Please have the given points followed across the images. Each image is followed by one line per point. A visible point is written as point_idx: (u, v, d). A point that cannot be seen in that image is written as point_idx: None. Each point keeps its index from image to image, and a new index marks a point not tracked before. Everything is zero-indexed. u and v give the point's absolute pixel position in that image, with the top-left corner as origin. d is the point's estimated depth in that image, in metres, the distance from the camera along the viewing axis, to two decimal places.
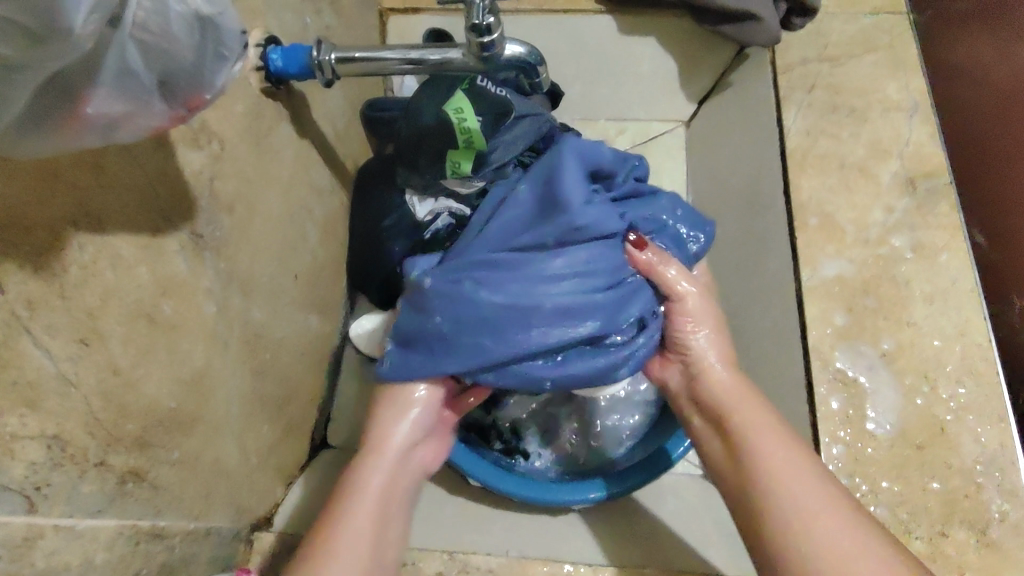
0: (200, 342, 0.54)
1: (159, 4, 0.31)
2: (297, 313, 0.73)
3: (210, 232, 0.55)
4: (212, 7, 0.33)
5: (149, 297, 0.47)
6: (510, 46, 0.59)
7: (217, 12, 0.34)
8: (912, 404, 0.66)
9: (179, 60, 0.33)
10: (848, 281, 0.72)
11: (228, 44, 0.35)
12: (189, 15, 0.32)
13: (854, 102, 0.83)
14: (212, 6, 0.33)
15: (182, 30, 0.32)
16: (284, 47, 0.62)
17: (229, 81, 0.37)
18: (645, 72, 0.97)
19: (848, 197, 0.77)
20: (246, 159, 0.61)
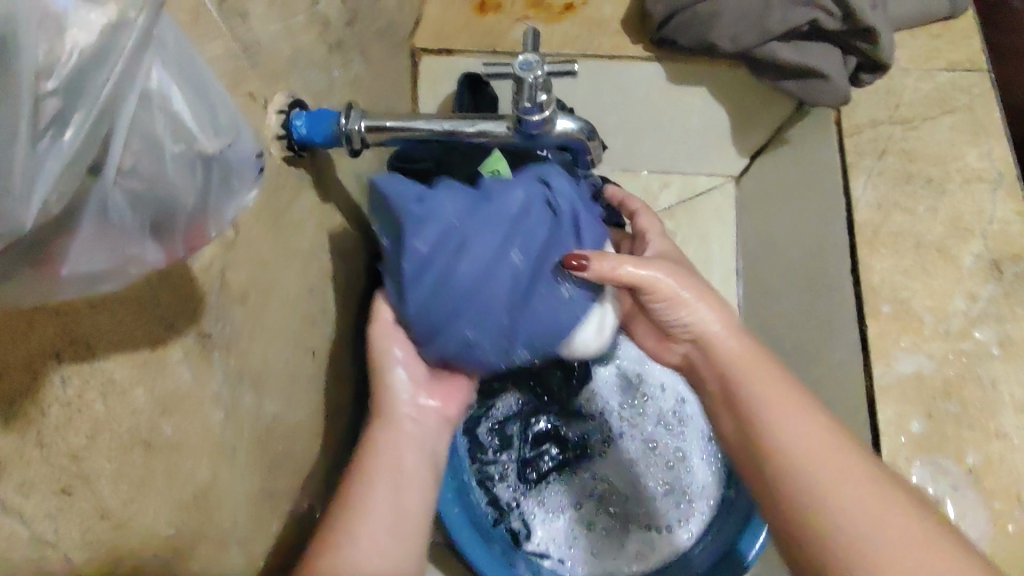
0: (205, 454, 0.48)
1: (150, 143, 0.23)
2: (313, 394, 0.67)
3: (219, 329, 0.49)
4: (220, 140, 0.26)
5: (148, 419, 0.41)
6: (560, 121, 0.51)
7: (227, 144, 0.26)
8: (1003, 531, 0.58)
9: (178, 203, 0.25)
10: (927, 380, 0.64)
11: (240, 175, 0.27)
12: (191, 151, 0.25)
13: (931, 171, 0.75)
14: (220, 138, 0.26)
15: (180, 172, 0.25)
16: (309, 112, 0.55)
17: (240, 213, 0.29)
18: (693, 125, 0.89)
19: (925, 282, 0.69)
20: (263, 239, 0.55)
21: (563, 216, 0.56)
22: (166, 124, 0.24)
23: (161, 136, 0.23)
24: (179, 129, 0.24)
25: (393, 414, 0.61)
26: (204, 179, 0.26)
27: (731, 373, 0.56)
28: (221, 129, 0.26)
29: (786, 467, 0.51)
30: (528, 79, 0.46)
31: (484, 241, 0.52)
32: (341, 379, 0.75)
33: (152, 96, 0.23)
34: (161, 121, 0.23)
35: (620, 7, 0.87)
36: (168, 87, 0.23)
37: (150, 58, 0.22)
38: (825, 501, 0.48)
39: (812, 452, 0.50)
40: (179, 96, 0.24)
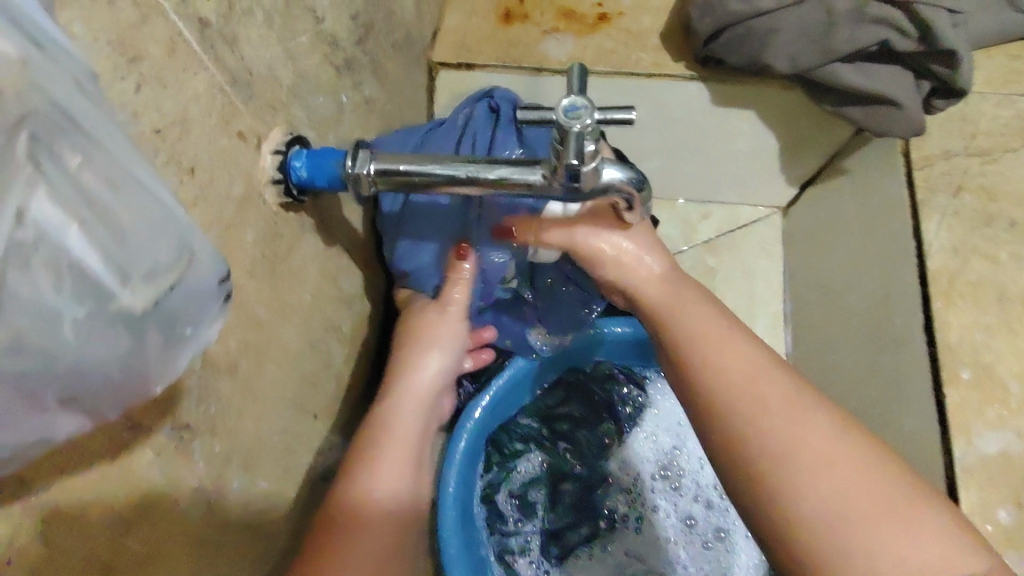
0: (183, 561, 0.40)
1: (46, 312, 0.18)
2: (315, 458, 0.60)
3: (202, 412, 0.41)
4: (150, 290, 0.20)
5: (108, 543, 0.34)
6: (606, 169, 0.43)
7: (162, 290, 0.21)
8: None
9: (95, 372, 0.20)
10: (1017, 461, 0.56)
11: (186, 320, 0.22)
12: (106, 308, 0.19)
13: (1015, 212, 0.66)
14: (148, 289, 0.20)
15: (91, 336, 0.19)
16: (310, 151, 0.48)
17: (196, 347, 0.25)
18: (738, 150, 0.81)
19: (1011, 343, 0.60)
20: (258, 297, 0.47)
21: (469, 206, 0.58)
22: (69, 284, 0.18)
23: (56, 296, 0.18)
24: (81, 282, 0.18)
25: (416, 363, 0.59)
26: (134, 339, 0.20)
27: (671, 317, 0.54)
28: (151, 275, 0.20)
29: (755, 427, 0.46)
30: (574, 130, 0.38)
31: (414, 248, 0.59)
32: (347, 433, 0.67)
33: (33, 246, 0.17)
34: (60, 281, 0.18)
35: (660, 18, 0.78)
36: (59, 231, 0.18)
37: (21, 200, 0.16)
38: (785, 477, 0.44)
39: (761, 407, 0.47)
40: (86, 247, 0.18)
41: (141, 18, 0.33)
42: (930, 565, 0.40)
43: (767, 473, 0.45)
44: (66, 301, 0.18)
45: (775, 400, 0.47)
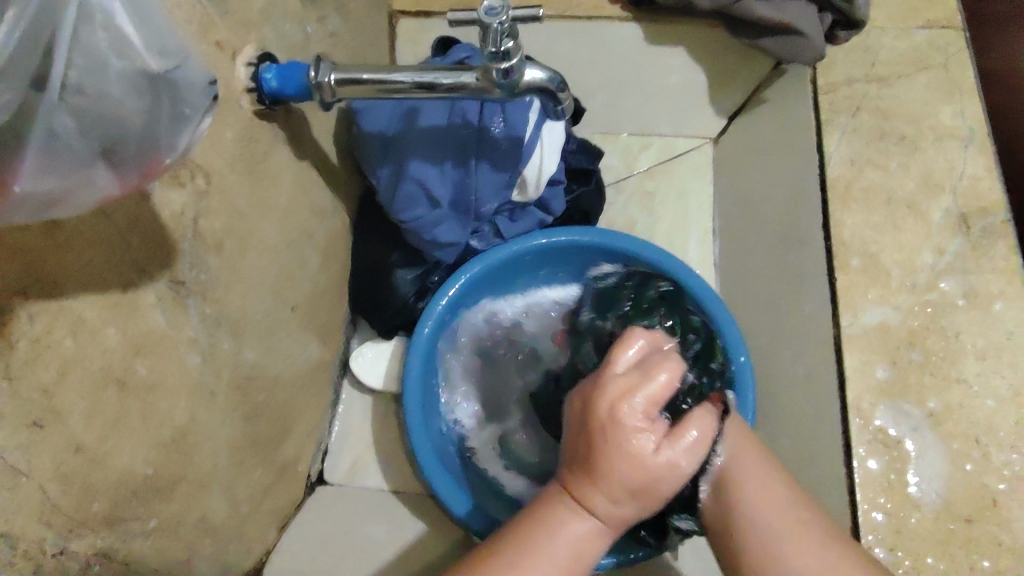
0: (182, 397, 0.49)
1: (93, 59, 0.24)
2: (293, 348, 0.67)
3: (193, 276, 0.49)
4: (165, 62, 0.26)
5: (120, 360, 0.42)
6: (528, 70, 0.53)
7: (172, 66, 0.27)
8: (960, 472, 0.60)
9: (126, 125, 0.27)
10: (892, 330, 0.66)
11: (190, 101, 0.28)
12: (134, 69, 0.26)
13: (905, 128, 0.76)
14: (164, 60, 0.26)
15: (126, 89, 0.26)
16: (279, 65, 0.55)
17: (194, 141, 0.30)
18: (673, 84, 0.89)
19: (894, 236, 0.70)
20: (238, 191, 0.55)
21: (450, 133, 0.67)
22: (108, 40, 0.24)
23: (105, 49, 0.24)
24: (120, 41, 0.25)
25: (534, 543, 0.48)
26: (152, 100, 0.27)
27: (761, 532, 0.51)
28: (167, 51, 0.26)
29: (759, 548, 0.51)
30: (494, 25, 0.48)
31: (409, 181, 0.66)
32: (323, 336, 0.75)
33: (93, 11, 0.24)
34: (103, 37, 0.24)
35: None
36: (108, 2, 0.24)
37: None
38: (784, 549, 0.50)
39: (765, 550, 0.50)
40: (122, 15, 0.25)
41: None
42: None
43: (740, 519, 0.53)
44: (109, 53, 0.25)
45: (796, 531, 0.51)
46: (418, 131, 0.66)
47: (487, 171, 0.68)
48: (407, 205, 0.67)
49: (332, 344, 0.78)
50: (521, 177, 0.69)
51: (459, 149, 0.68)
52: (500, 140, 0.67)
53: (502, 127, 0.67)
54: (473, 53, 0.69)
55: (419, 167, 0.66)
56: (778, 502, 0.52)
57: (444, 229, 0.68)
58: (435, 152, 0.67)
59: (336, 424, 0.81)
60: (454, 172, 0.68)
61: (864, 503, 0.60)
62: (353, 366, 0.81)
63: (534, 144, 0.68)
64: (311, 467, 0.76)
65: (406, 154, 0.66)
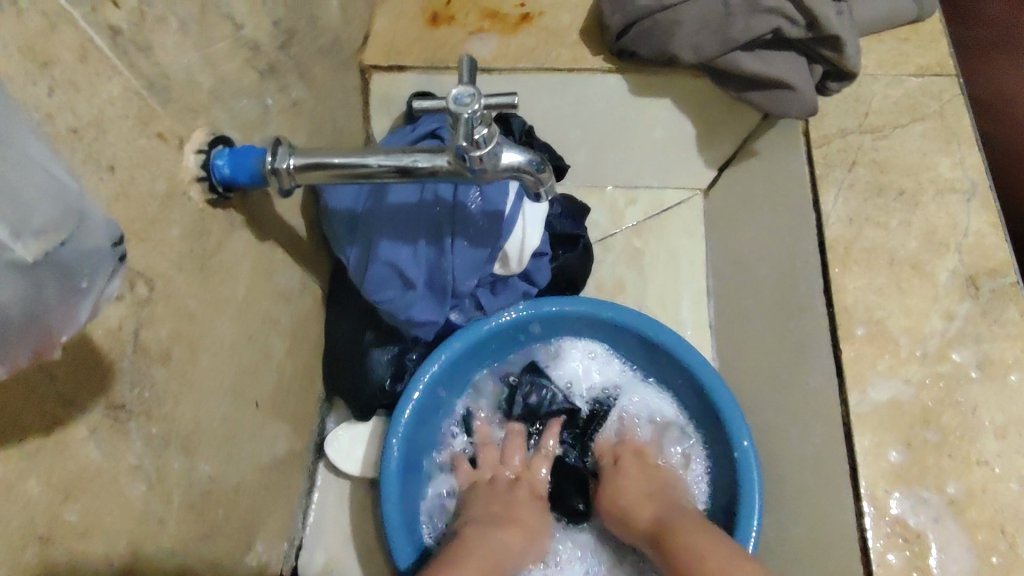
0: (121, 535, 0.43)
1: None
2: (259, 446, 0.62)
3: (134, 395, 0.44)
4: (45, 241, 0.21)
5: (43, 513, 0.37)
6: (506, 153, 0.49)
7: (55, 242, 0.22)
8: (988, 566, 0.55)
9: (1, 315, 0.21)
10: (905, 407, 0.62)
11: (84, 271, 0.23)
12: (2, 259, 0.20)
13: (903, 183, 0.72)
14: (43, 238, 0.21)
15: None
16: (232, 149, 0.51)
17: (97, 308, 0.25)
18: (657, 137, 0.85)
19: (900, 301, 0.66)
20: (188, 290, 0.50)
21: (423, 212, 0.63)
22: None
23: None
24: None
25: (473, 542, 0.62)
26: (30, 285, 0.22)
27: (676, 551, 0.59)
28: (46, 228, 0.21)
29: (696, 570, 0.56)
30: (464, 115, 0.45)
31: (380, 265, 0.61)
32: (294, 423, 0.69)
33: None
34: None
35: (580, 15, 0.82)
36: None
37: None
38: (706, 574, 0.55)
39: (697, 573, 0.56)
40: None
41: (50, 27, 0.36)
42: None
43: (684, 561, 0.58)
44: None
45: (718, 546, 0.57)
46: (388, 211, 0.62)
47: (465, 250, 0.63)
48: (379, 291, 0.62)
49: (304, 430, 0.72)
50: (502, 253, 0.64)
51: (434, 227, 0.63)
52: (479, 217, 0.63)
53: (479, 202, 0.63)
54: (443, 124, 0.64)
55: (390, 247, 0.61)
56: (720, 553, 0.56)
57: (419, 311, 0.63)
58: (407, 232, 0.62)
59: (311, 515, 0.75)
60: (430, 253, 0.63)
61: None
62: (328, 451, 0.75)
63: (517, 218, 0.63)
64: (284, 568, 0.70)
65: (375, 235, 0.62)
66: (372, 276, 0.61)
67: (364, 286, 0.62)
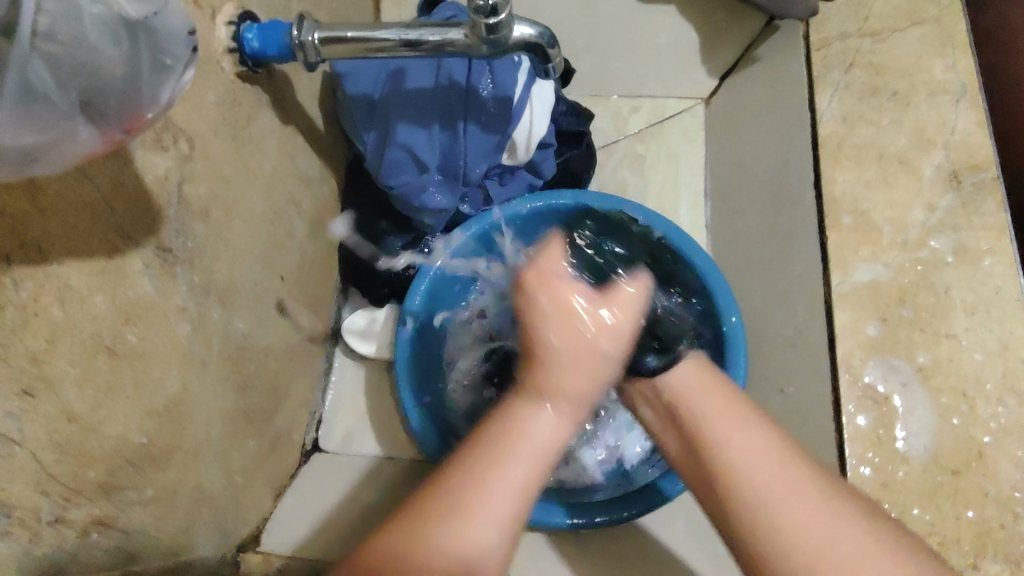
0: (173, 365, 0.48)
1: (66, 5, 0.25)
2: (284, 318, 0.67)
3: (180, 243, 0.48)
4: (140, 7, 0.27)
5: (110, 327, 0.42)
6: (518, 27, 0.52)
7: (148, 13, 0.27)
8: (948, 425, 0.61)
9: (104, 75, 0.27)
10: (883, 288, 0.67)
11: (169, 50, 0.28)
12: (108, 13, 0.26)
13: (897, 84, 0.75)
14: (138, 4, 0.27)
15: (103, 37, 0.26)
16: (260, 24, 0.53)
17: (177, 95, 0.30)
18: (663, 44, 0.89)
19: (886, 194, 0.70)
20: (222, 155, 0.53)
21: (436, 96, 0.66)
22: None
23: None
24: None
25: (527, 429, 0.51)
26: (130, 49, 0.27)
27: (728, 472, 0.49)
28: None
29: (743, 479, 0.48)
30: None
31: (397, 145, 0.65)
32: (314, 303, 0.74)
33: None
34: None
35: None
36: None
37: None
38: (786, 532, 0.45)
39: (738, 459, 0.49)
40: None
41: None
42: (794, 514, 0.46)
43: (762, 526, 0.46)
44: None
45: (740, 439, 0.50)
46: (402, 94, 0.65)
47: (479, 135, 0.67)
48: (395, 174, 0.66)
49: (324, 313, 0.78)
50: (511, 140, 0.68)
51: (447, 111, 0.66)
52: (492, 103, 0.66)
53: (490, 88, 0.66)
54: (458, 11, 0.68)
55: (406, 131, 0.65)
56: (777, 474, 0.48)
57: (432, 195, 0.67)
58: (422, 116, 0.66)
59: (329, 395, 0.81)
60: (443, 138, 0.67)
61: (853, 459, 0.61)
62: (345, 334, 0.81)
63: (526, 106, 0.67)
64: (306, 436, 0.76)
65: (390, 116, 0.65)
66: (388, 158, 0.65)
67: (380, 165, 0.66)
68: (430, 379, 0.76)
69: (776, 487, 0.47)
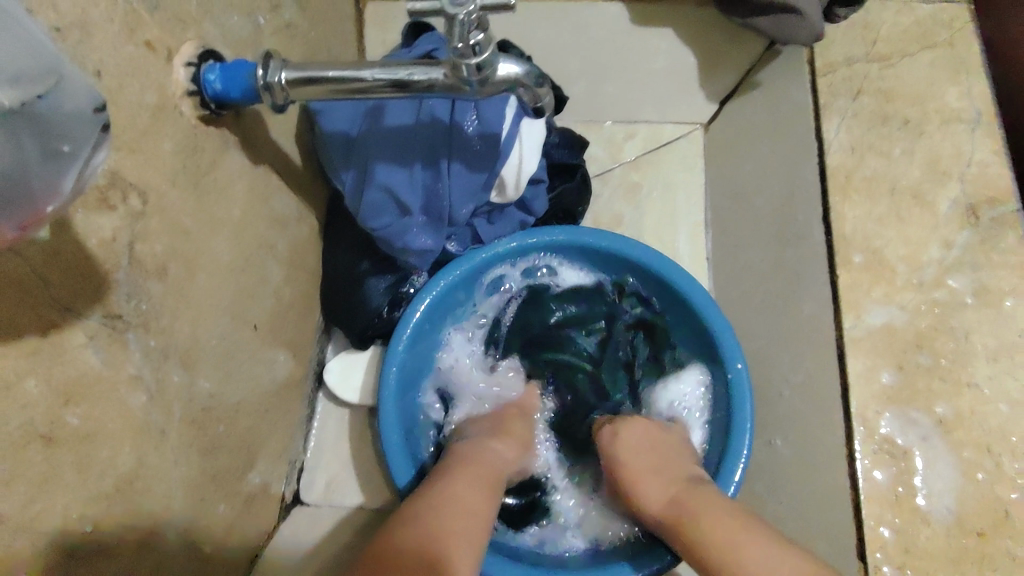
0: (126, 441, 0.44)
1: None
2: (258, 370, 0.63)
3: (132, 307, 0.44)
4: (32, 90, 0.23)
5: (46, 411, 0.38)
6: (503, 65, 0.48)
7: (40, 95, 0.24)
8: (972, 483, 0.57)
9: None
10: (899, 332, 0.62)
11: (70, 134, 0.25)
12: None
13: (908, 112, 0.71)
14: (29, 87, 0.23)
15: None
16: (224, 64, 0.49)
17: (79, 184, 0.26)
18: (658, 68, 0.84)
19: (898, 229, 0.66)
20: (183, 207, 0.49)
21: (418, 134, 0.62)
22: None
23: None
24: None
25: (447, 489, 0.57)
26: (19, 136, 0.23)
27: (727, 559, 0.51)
28: (30, 77, 0.23)
29: (743, 550, 0.51)
30: (459, 17, 0.43)
31: (377, 186, 0.61)
32: (292, 349, 0.70)
33: None
34: None
35: None
36: None
37: None
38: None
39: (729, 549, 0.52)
40: None
41: None
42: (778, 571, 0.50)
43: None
44: None
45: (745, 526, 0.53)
46: (382, 132, 0.62)
47: (465, 173, 0.63)
48: (376, 216, 0.61)
49: (304, 359, 0.73)
50: (499, 178, 0.64)
51: (429, 149, 0.63)
52: (478, 140, 0.63)
53: (475, 124, 0.62)
54: (440, 45, 0.65)
55: (386, 170, 0.61)
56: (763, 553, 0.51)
57: (416, 237, 0.63)
58: (403, 155, 0.62)
59: (311, 442, 0.77)
60: (426, 177, 0.62)
61: (869, 521, 0.57)
62: (327, 379, 0.77)
63: (515, 141, 0.63)
64: (285, 490, 0.72)
65: (369, 156, 0.61)
66: (367, 200, 0.61)
67: (360, 207, 0.62)
68: (415, 432, 0.71)
69: (771, 556, 0.50)
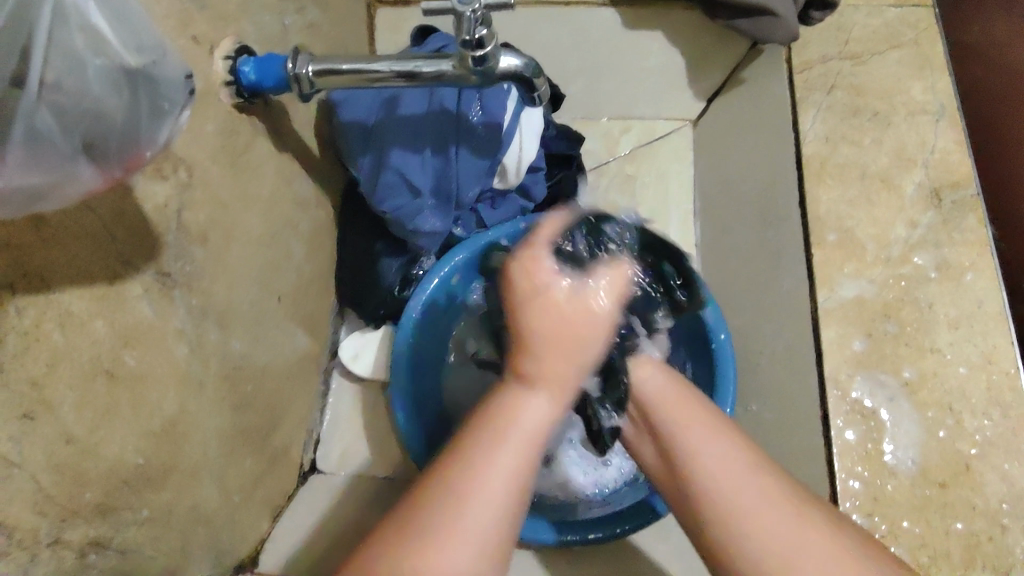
0: (170, 387, 0.50)
1: (73, 60, 0.27)
2: (282, 340, 0.68)
3: (178, 268, 0.50)
4: (141, 58, 0.29)
5: (109, 351, 0.43)
6: (505, 57, 0.54)
7: (148, 62, 0.30)
8: (933, 438, 0.62)
9: (107, 119, 0.29)
10: (869, 303, 0.68)
11: (167, 95, 0.31)
12: (111, 65, 0.28)
13: (878, 105, 0.77)
14: (140, 56, 0.29)
15: (106, 87, 0.28)
16: (257, 57, 0.55)
17: (173, 135, 0.33)
18: (651, 67, 0.90)
19: (869, 211, 0.72)
20: (220, 182, 0.55)
21: (428, 123, 0.68)
22: (86, 40, 0.27)
23: (82, 50, 0.27)
24: (95, 38, 0.27)
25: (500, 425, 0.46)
26: (132, 96, 0.30)
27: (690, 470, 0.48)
28: (143, 48, 0.29)
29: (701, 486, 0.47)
30: (466, 14, 0.50)
31: (392, 170, 0.67)
32: (310, 324, 0.76)
33: (68, 10, 0.26)
34: (80, 37, 0.27)
35: None
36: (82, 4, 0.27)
37: None
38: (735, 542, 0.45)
39: (679, 420, 0.51)
40: (96, 12, 0.27)
41: None
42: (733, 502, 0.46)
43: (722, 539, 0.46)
44: (87, 52, 0.27)
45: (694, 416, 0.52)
46: (395, 120, 0.68)
47: (471, 159, 0.69)
48: (390, 199, 0.68)
49: (320, 335, 0.79)
50: (502, 164, 0.70)
51: (438, 137, 0.69)
52: (483, 128, 0.69)
53: (480, 114, 0.68)
54: (449, 42, 0.71)
55: (400, 156, 0.67)
56: (728, 460, 0.48)
57: (427, 218, 0.69)
58: (415, 141, 0.68)
59: (326, 415, 0.82)
60: (436, 162, 0.69)
61: (841, 473, 0.62)
62: (342, 356, 0.82)
63: (517, 130, 0.70)
64: (303, 457, 0.77)
65: (383, 144, 0.67)
66: (383, 184, 0.67)
67: (376, 190, 0.68)
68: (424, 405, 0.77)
69: (719, 490, 0.46)
